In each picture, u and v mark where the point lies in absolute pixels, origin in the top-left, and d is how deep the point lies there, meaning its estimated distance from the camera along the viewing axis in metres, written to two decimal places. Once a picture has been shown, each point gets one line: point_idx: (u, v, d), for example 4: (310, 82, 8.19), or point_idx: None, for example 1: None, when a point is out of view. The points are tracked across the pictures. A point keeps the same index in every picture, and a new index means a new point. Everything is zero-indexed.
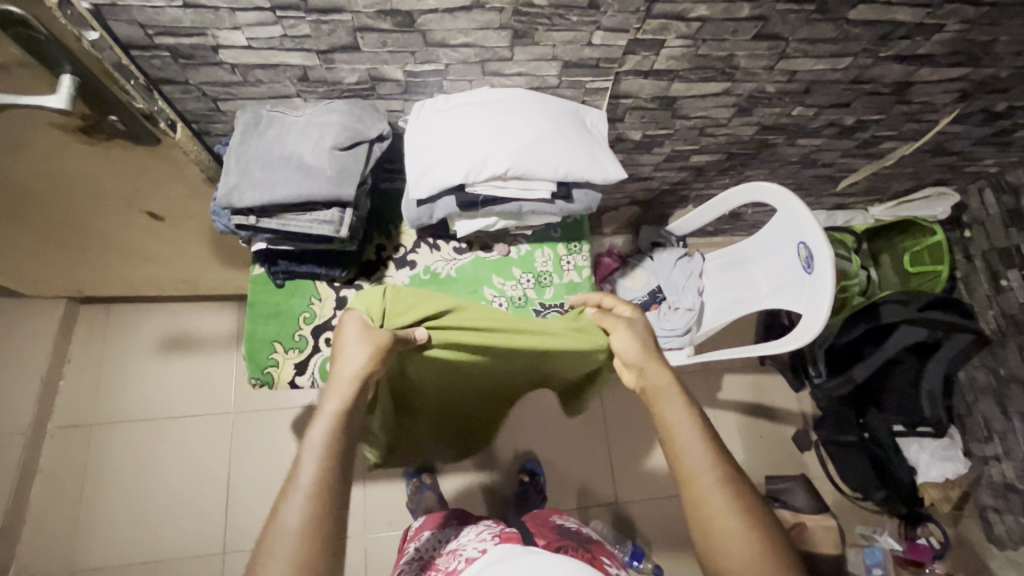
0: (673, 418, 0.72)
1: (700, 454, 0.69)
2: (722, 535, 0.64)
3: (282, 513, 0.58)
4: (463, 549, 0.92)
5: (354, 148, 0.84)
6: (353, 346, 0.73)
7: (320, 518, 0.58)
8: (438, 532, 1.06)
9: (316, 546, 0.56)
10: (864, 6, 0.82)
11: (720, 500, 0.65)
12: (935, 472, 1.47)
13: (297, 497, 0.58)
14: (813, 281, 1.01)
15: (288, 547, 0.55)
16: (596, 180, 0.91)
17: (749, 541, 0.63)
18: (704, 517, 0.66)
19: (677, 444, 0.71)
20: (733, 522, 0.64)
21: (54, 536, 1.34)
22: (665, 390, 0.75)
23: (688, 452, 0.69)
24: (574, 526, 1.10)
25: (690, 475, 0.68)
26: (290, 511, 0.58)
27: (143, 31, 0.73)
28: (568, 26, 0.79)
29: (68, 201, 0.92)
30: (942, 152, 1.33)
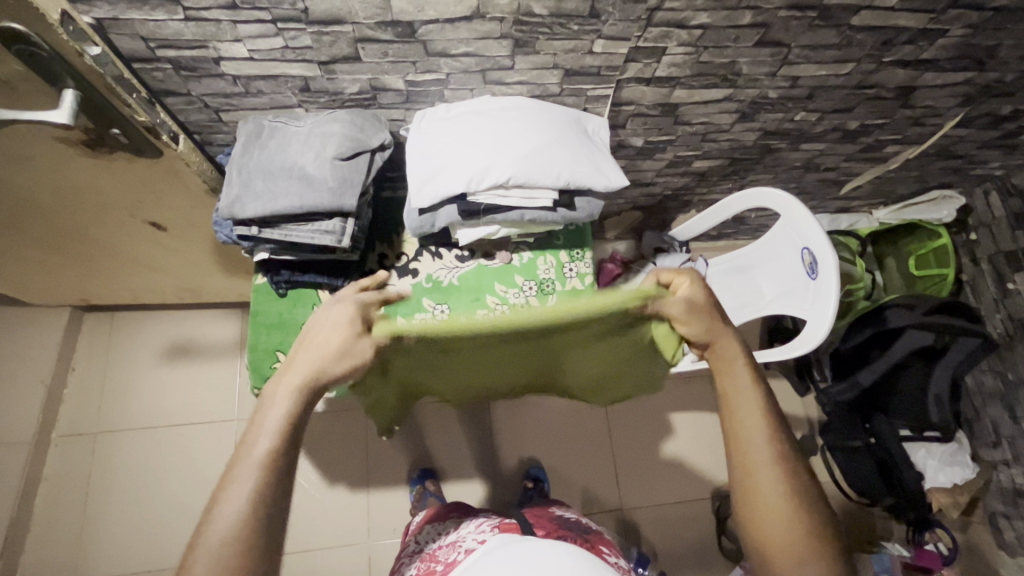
0: (735, 392, 0.71)
1: (761, 432, 0.68)
2: (767, 508, 0.65)
3: (216, 512, 0.55)
4: (462, 541, 0.92)
5: (356, 158, 0.84)
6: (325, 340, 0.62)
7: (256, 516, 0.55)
8: (437, 525, 1.06)
9: (256, 532, 0.54)
10: (867, 12, 0.81)
11: (770, 477, 0.66)
12: (943, 476, 1.47)
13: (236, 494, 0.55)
14: (817, 287, 1.01)
15: (214, 550, 0.53)
16: (598, 187, 0.90)
17: (790, 517, 0.64)
18: (752, 488, 0.66)
19: (736, 413, 0.70)
20: (773, 497, 0.65)
21: (58, 544, 1.35)
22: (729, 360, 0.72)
23: (747, 427, 0.68)
24: (573, 516, 1.09)
25: (745, 447, 0.68)
26: (225, 511, 0.55)
27: (145, 44, 0.73)
28: (568, 35, 0.79)
29: (71, 212, 0.93)
30: (947, 155, 1.32)
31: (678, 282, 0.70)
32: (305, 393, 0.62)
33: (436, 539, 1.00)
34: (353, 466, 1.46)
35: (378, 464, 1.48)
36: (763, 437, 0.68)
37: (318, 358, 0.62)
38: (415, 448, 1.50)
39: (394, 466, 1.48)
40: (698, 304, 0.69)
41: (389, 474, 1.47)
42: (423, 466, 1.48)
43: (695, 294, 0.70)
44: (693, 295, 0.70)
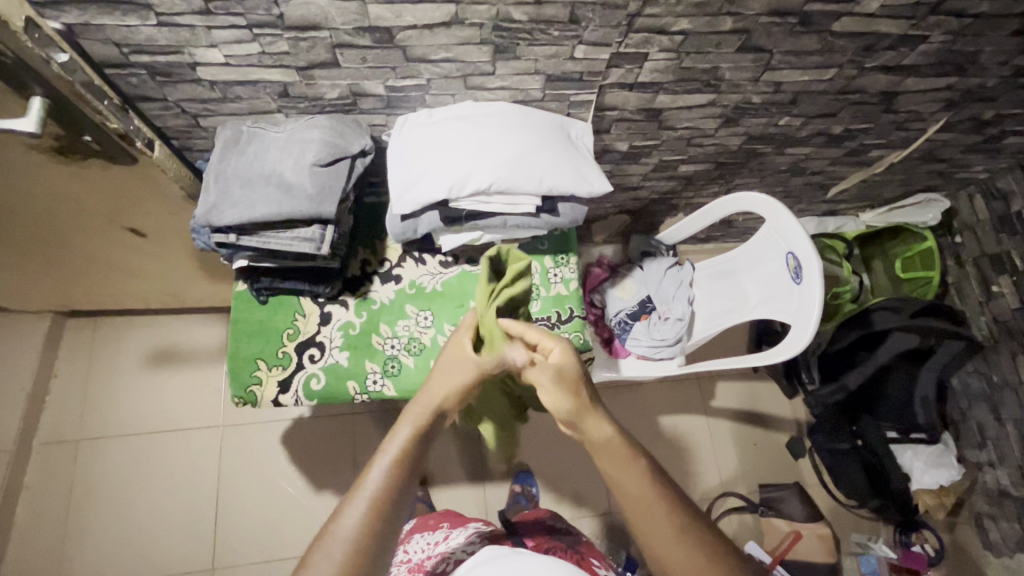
0: (629, 479, 0.63)
1: (657, 516, 0.61)
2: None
3: (341, 517, 0.57)
4: (453, 552, 0.92)
5: (336, 164, 0.83)
6: (443, 370, 0.73)
7: (373, 530, 0.56)
8: (427, 535, 1.05)
9: (363, 560, 0.55)
10: (847, 18, 0.81)
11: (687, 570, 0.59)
12: (929, 478, 1.48)
13: (359, 504, 0.57)
14: (801, 292, 1.01)
15: (339, 552, 0.54)
16: (581, 193, 0.90)
17: None
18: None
19: (632, 499, 0.63)
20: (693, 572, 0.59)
21: (40, 554, 1.33)
22: (610, 442, 0.66)
23: (648, 516, 0.61)
24: (562, 526, 1.09)
25: (651, 533, 0.61)
26: (349, 517, 0.57)
27: (118, 49, 0.72)
28: (549, 40, 0.79)
29: (46, 219, 0.91)
30: (932, 159, 1.33)
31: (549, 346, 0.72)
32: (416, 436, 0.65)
33: (425, 549, 0.99)
34: (343, 472, 1.45)
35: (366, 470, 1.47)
36: (672, 522, 0.61)
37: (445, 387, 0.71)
38: None
39: None
40: (566, 373, 0.69)
41: None
42: None
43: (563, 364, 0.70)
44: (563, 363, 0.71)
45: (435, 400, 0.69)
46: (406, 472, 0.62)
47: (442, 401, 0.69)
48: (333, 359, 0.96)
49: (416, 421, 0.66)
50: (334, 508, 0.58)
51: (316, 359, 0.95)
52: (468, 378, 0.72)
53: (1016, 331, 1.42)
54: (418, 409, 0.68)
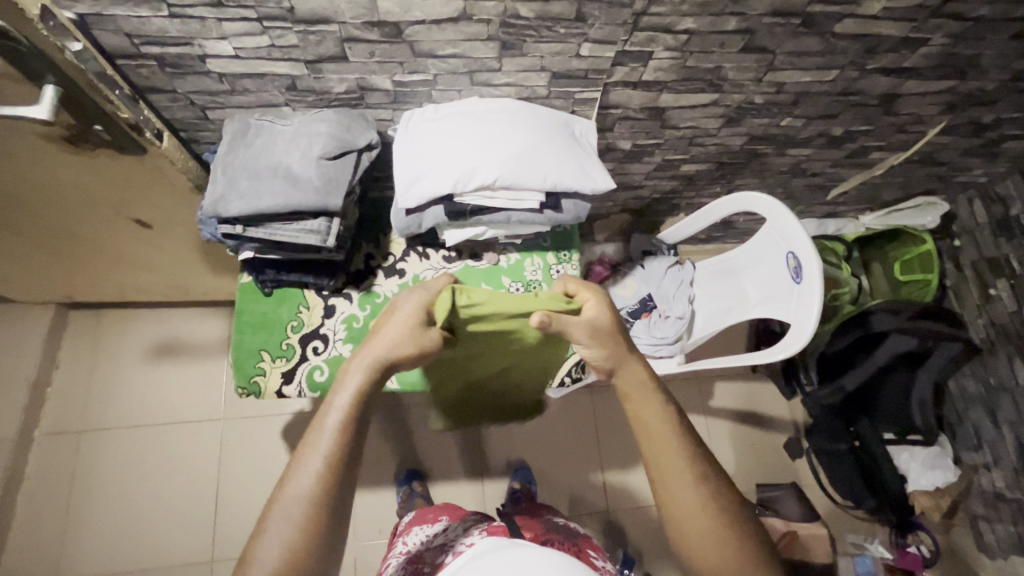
0: (656, 427, 0.72)
1: (676, 462, 0.70)
2: (697, 539, 0.67)
3: (294, 479, 0.61)
4: (450, 543, 0.93)
5: (342, 158, 0.84)
6: (398, 328, 0.70)
7: (328, 485, 0.61)
8: (427, 527, 1.05)
9: (323, 510, 0.61)
10: (849, 20, 0.82)
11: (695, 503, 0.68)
12: (925, 480, 1.51)
13: (311, 465, 0.62)
14: (801, 291, 1.04)
15: (296, 512, 0.60)
16: (585, 190, 0.91)
17: (712, 529, 0.67)
18: (681, 520, 0.68)
19: (651, 441, 0.71)
20: (696, 510, 0.68)
21: (40, 544, 1.33)
22: (643, 384, 0.74)
23: (664, 457, 0.70)
24: (562, 521, 1.10)
25: (664, 479, 0.70)
26: (302, 480, 0.61)
27: (129, 40, 0.73)
28: (555, 38, 0.80)
29: (54, 208, 0.92)
30: (931, 162, 1.34)
31: (583, 295, 0.76)
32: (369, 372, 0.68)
33: (424, 541, 0.99)
34: None
35: (367, 462, 1.49)
36: (682, 471, 0.69)
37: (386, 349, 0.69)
38: (404, 448, 1.51)
39: (384, 465, 1.49)
40: (601, 328, 0.74)
41: (379, 473, 1.49)
42: (410, 468, 1.49)
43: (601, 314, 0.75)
44: (597, 316, 0.75)
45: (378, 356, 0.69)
46: (356, 428, 0.65)
47: (394, 358, 0.69)
48: (336, 351, 0.96)
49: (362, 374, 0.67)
50: (290, 467, 0.62)
51: (319, 351, 0.96)
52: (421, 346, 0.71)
53: (1012, 335, 1.43)
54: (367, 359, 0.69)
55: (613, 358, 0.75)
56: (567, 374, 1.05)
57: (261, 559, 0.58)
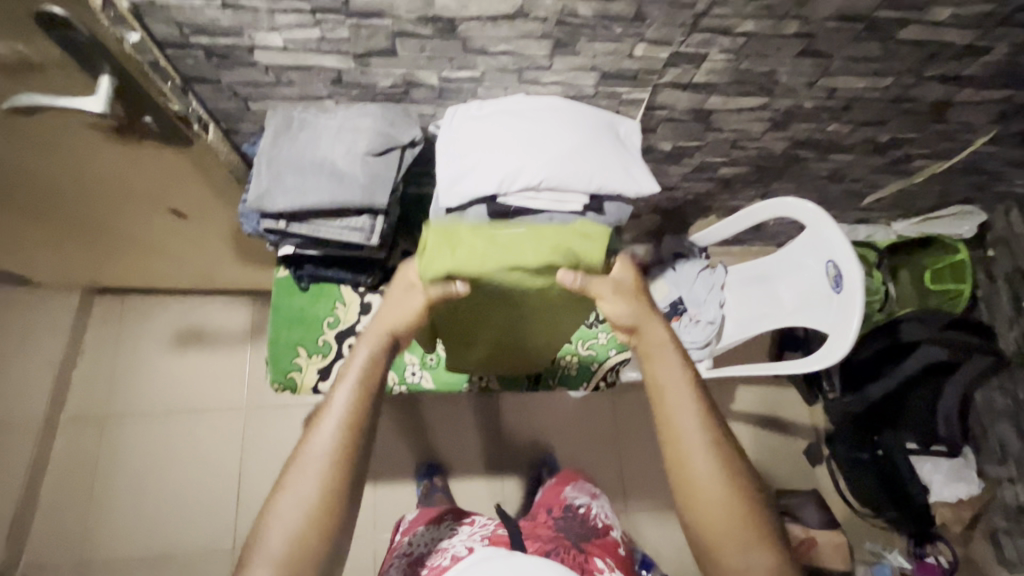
0: (674, 387, 0.72)
1: (692, 422, 0.70)
2: (700, 492, 0.68)
3: (313, 441, 0.64)
4: (450, 546, 0.92)
5: (387, 154, 0.82)
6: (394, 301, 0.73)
7: (347, 444, 0.64)
8: (432, 528, 1.02)
9: (343, 466, 0.63)
10: (914, 26, 0.80)
11: (706, 462, 0.68)
12: (948, 491, 1.49)
13: (329, 427, 0.64)
14: (841, 301, 1.02)
15: (315, 470, 0.62)
16: (630, 193, 0.88)
17: (723, 491, 0.67)
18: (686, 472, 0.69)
19: (666, 401, 0.72)
20: (709, 471, 0.68)
21: (66, 527, 1.35)
22: (661, 345, 0.76)
23: (678, 418, 0.70)
24: (580, 508, 1.13)
25: (677, 440, 0.70)
26: (320, 441, 0.64)
27: (179, 30, 0.71)
28: (610, 37, 0.78)
29: (92, 196, 0.91)
30: (973, 171, 1.31)
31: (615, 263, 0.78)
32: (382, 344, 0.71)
33: (427, 543, 0.97)
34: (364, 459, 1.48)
35: (387, 455, 1.49)
36: (697, 431, 0.70)
37: (393, 319, 0.72)
38: (424, 443, 1.51)
39: (404, 459, 1.49)
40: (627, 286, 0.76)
41: (398, 467, 1.49)
42: (430, 462, 1.49)
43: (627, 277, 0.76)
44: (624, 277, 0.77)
45: (387, 326, 0.72)
46: (372, 394, 0.68)
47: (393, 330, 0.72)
48: None
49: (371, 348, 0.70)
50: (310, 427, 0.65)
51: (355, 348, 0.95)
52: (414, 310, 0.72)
53: None
54: (374, 334, 0.72)
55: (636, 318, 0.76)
56: (602, 378, 1.04)
57: (281, 514, 0.61)
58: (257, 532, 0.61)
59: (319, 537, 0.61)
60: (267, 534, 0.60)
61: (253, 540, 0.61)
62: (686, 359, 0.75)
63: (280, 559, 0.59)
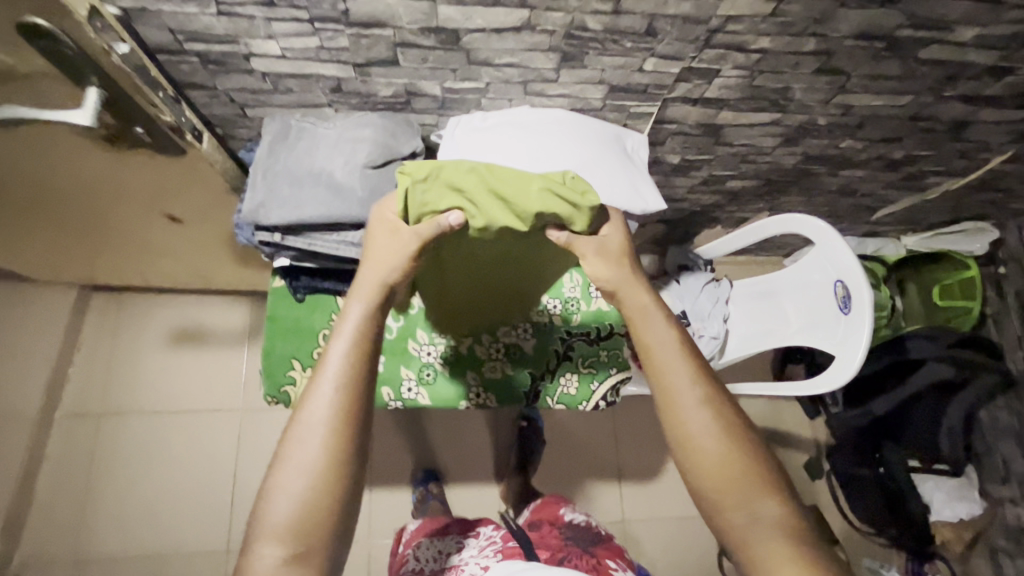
0: (663, 350, 0.66)
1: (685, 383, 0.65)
2: (704, 454, 0.62)
3: (310, 403, 0.58)
4: (464, 564, 0.89)
5: (386, 167, 0.80)
6: (381, 247, 0.66)
7: (348, 406, 0.58)
8: (436, 541, 0.99)
9: (348, 428, 0.57)
10: (937, 46, 0.77)
11: (704, 423, 0.63)
12: (948, 511, 1.47)
13: (326, 387, 0.58)
14: (848, 322, 1.00)
15: (317, 434, 0.56)
16: (635, 211, 0.85)
17: (726, 452, 0.62)
18: (687, 435, 0.63)
19: (656, 364, 0.66)
20: (708, 434, 0.63)
21: (59, 527, 1.34)
22: (645, 307, 0.68)
23: (671, 379, 0.65)
24: (580, 521, 1.05)
25: (671, 404, 0.64)
26: (318, 402, 0.57)
27: (173, 36, 0.69)
28: (620, 51, 0.75)
29: (85, 200, 0.89)
30: (988, 188, 1.28)
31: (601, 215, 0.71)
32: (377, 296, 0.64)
33: (437, 560, 0.94)
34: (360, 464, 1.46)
35: (384, 461, 1.48)
36: (691, 394, 0.64)
37: (387, 268, 0.64)
38: (421, 449, 1.50)
39: (400, 465, 1.48)
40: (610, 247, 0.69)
41: (393, 473, 1.47)
42: (427, 468, 1.48)
43: (614, 235, 0.69)
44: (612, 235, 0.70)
45: (380, 279, 0.65)
46: (370, 350, 0.61)
47: (388, 279, 0.64)
48: None
49: (366, 303, 0.63)
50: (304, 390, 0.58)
51: None
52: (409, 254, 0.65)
53: None
54: (367, 285, 0.64)
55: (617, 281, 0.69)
56: (601, 399, 1.01)
57: (287, 481, 0.55)
58: (261, 505, 0.55)
59: (329, 505, 0.55)
60: (274, 505, 0.55)
61: (257, 516, 0.55)
62: (674, 318, 0.69)
63: (287, 534, 0.54)
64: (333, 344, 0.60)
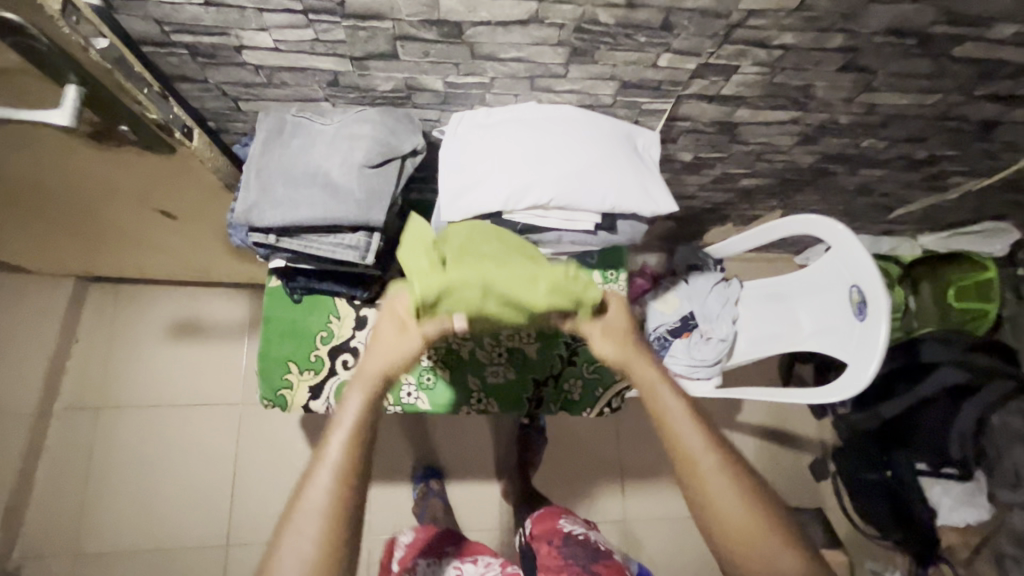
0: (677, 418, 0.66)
1: (702, 450, 0.65)
2: (728, 514, 0.62)
3: (308, 490, 0.58)
4: None
5: (385, 166, 0.76)
6: (384, 335, 0.67)
7: (342, 495, 0.58)
8: (432, 565, 0.98)
9: (342, 520, 0.58)
10: (972, 43, 0.72)
11: (724, 486, 0.63)
12: (957, 516, 1.41)
13: (325, 474, 0.59)
14: (863, 330, 0.96)
15: (313, 524, 0.57)
16: (645, 213, 0.81)
17: (748, 512, 0.62)
18: (710, 506, 0.63)
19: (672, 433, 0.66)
20: (730, 496, 0.63)
21: (60, 519, 1.34)
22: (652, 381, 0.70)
23: (689, 445, 0.65)
24: (580, 534, 1.01)
25: (693, 473, 0.64)
26: (315, 490, 0.58)
27: (159, 27, 0.65)
28: (633, 46, 0.70)
29: (75, 197, 0.86)
30: (1012, 189, 1.23)
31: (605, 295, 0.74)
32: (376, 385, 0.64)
33: None
34: None
35: (385, 457, 1.47)
36: (707, 459, 0.64)
37: (388, 359, 0.65)
38: (422, 445, 1.49)
39: (400, 461, 1.47)
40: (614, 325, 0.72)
41: (393, 469, 1.46)
42: (427, 464, 1.46)
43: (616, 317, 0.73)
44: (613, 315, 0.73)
45: (379, 369, 0.65)
46: (366, 438, 0.62)
47: (388, 369, 0.65)
48: None
49: (363, 392, 0.64)
50: (302, 478, 0.59)
51: (349, 366, 0.91)
52: (409, 351, 0.66)
53: None
54: (367, 374, 0.65)
55: (623, 358, 0.71)
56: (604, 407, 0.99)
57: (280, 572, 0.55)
58: None
59: None
60: None
61: None
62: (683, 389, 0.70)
63: None
64: (334, 433, 0.61)
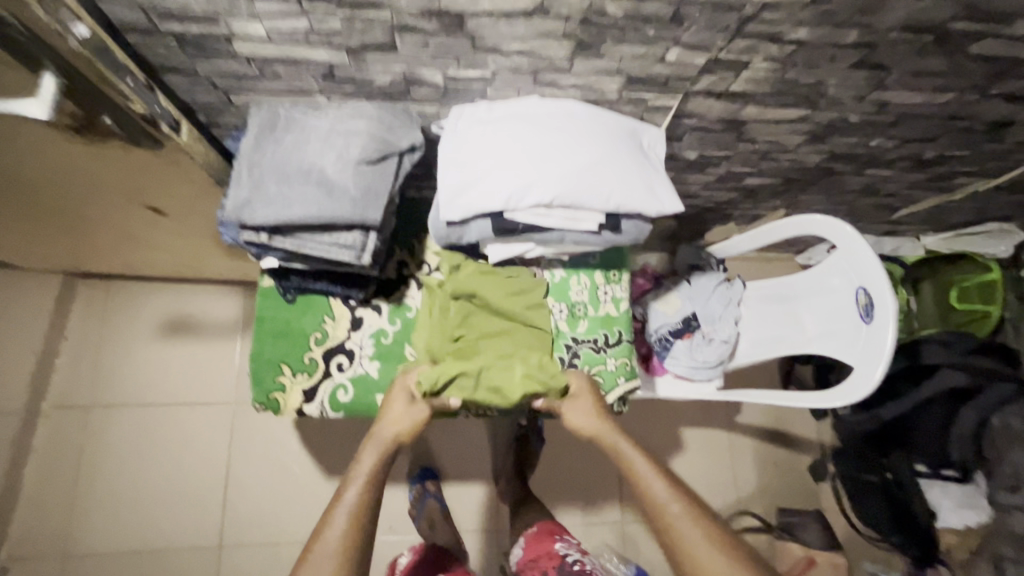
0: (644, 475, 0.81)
1: (666, 498, 0.78)
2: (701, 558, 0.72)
3: (326, 532, 0.69)
4: None
5: (382, 163, 0.73)
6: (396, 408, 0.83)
7: (354, 537, 0.69)
8: None
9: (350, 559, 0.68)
10: (991, 40, 0.70)
11: (689, 529, 0.75)
12: (953, 518, 1.41)
13: (340, 517, 0.70)
14: (869, 332, 0.94)
15: (326, 562, 0.67)
16: (650, 213, 0.79)
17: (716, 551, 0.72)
18: (684, 550, 0.73)
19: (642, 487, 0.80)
20: (698, 539, 0.74)
21: (47, 520, 1.31)
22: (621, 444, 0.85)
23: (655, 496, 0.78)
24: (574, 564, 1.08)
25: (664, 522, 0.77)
26: (331, 533, 0.69)
27: (144, 15, 0.62)
28: (641, 40, 0.68)
29: (59, 192, 0.83)
30: (1018, 190, 1.22)
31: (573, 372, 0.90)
32: (386, 446, 0.79)
33: None
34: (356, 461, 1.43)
35: None
36: (672, 507, 0.77)
37: (399, 425, 0.80)
38: (418, 446, 1.46)
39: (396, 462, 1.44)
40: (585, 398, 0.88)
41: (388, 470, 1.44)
42: (424, 466, 1.44)
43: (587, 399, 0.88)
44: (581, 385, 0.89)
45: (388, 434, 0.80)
46: (376, 489, 0.75)
47: (398, 433, 0.80)
48: (362, 369, 0.89)
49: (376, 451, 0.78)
50: (321, 522, 0.70)
51: (344, 368, 0.89)
52: (416, 421, 0.82)
53: None
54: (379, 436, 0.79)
55: (597, 431, 0.86)
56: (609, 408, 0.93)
57: None
58: None
59: None
60: None
61: None
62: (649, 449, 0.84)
63: None
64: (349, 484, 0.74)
